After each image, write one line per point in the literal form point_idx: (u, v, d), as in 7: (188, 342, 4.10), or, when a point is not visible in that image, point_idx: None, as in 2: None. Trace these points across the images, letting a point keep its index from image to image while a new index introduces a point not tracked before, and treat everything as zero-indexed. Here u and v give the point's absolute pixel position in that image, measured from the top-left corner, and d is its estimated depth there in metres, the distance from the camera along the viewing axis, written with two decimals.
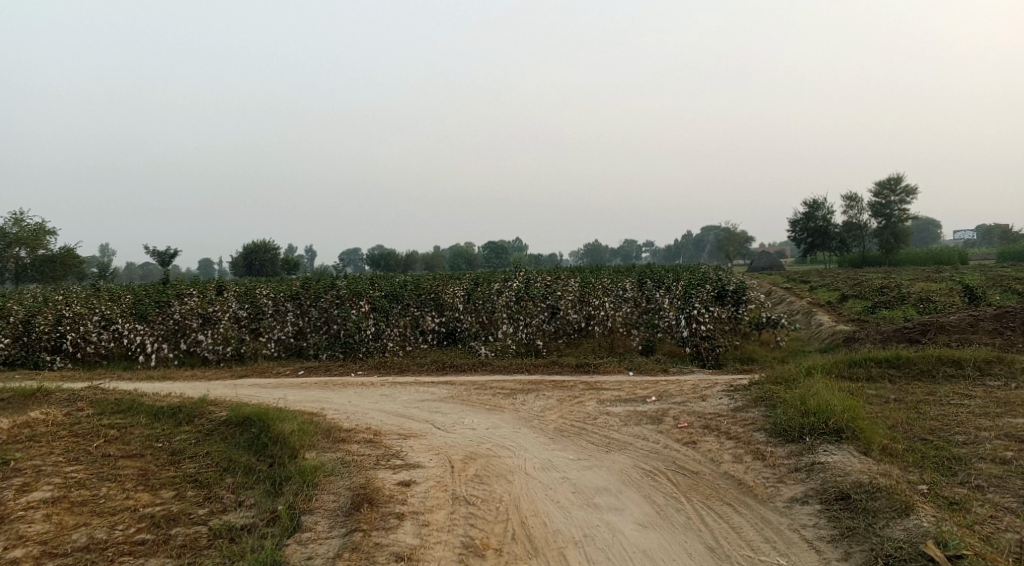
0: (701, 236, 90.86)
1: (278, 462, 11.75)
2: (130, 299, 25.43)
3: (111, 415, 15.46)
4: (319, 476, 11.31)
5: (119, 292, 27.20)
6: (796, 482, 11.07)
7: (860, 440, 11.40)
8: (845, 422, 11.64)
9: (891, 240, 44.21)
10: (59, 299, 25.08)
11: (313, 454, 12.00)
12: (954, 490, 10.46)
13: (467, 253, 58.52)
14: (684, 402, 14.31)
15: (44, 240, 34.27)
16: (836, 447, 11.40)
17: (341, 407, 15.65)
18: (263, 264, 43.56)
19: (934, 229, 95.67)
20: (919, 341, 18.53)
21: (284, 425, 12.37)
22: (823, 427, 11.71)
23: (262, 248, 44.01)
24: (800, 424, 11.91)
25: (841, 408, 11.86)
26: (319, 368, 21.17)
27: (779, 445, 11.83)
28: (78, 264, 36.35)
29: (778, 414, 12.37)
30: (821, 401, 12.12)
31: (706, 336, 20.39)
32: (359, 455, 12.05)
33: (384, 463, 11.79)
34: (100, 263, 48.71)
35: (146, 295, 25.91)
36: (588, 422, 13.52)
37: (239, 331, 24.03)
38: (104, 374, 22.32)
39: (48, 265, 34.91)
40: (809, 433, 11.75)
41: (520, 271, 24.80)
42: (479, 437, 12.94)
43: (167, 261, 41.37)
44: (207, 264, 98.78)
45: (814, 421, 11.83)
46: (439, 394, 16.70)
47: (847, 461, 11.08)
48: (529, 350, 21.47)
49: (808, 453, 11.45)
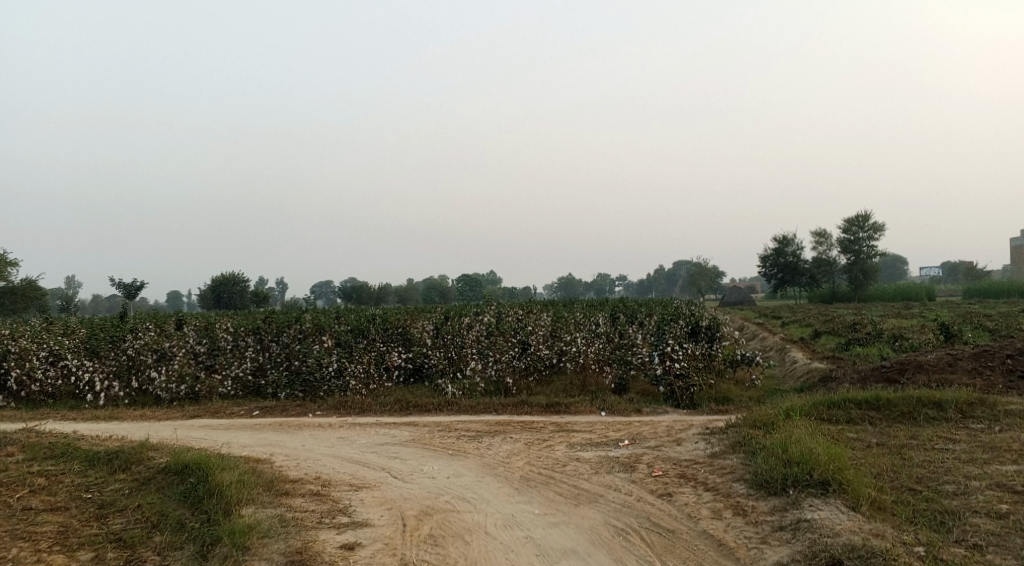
0: (673, 271, 90.62)
1: (210, 520, 10.78)
2: (83, 334, 24.25)
3: (43, 460, 14.40)
4: (253, 538, 10.36)
5: (72, 326, 25.95)
6: (781, 543, 10.26)
7: (847, 494, 10.62)
8: (830, 473, 10.88)
9: (860, 276, 43.68)
10: (7, 334, 23.91)
11: (250, 510, 11.05)
12: (953, 552, 9.72)
13: (440, 285, 57.69)
14: (658, 446, 13.48)
15: (8, 271, 32.98)
16: (822, 502, 10.60)
17: (293, 452, 14.67)
18: (232, 296, 42.30)
19: (900, 265, 96.00)
20: (897, 381, 17.84)
21: (222, 476, 11.39)
22: (807, 479, 10.92)
23: (230, 280, 42.69)
24: (782, 475, 11.13)
25: (825, 457, 11.09)
26: (276, 408, 20.10)
27: (761, 499, 11.04)
28: (41, 295, 35.06)
29: (758, 463, 11.58)
30: (804, 450, 11.34)
31: (680, 375, 19.17)
32: (302, 511, 11.10)
33: (328, 521, 10.85)
34: (64, 294, 47.28)
35: (99, 330, 24.77)
36: (556, 470, 12.63)
37: (194, 367, 22.90)
38: (47, 415, 21.00)
39: (9, 298, 33.66)
40: (793, 486, 10.96)
41: (491, 304, 24.12)
42: (437, 488, 12.01)
43: (133, 294, 40.16)
44: (175, 297, 97.10)
45: (798, 471, 11.05)
46: (400, 436, 15.72)
47: (835, 519, 10.28)
48: (498, 389, 20.52)
49: (793, 509, 10.65)
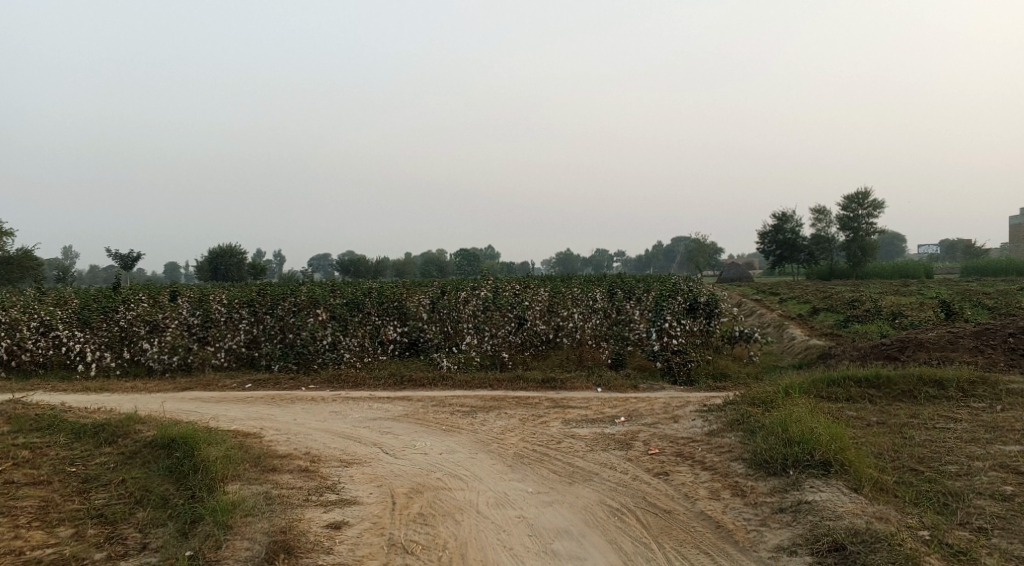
0: (671, 247, 90.25)
1: (194, 496, 10.55)
2: (76, 304, 23.92)
3: (29, 432, 14.15)
4: (236, 516, 10.15)
5: (66, 296, 25.62)
6: (782, 526, 10.03)
7: (849, 475, 10.38)
8: (832, 454, 10.64)
9: (858, 253, 43.49)
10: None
11: (235, 486, 10.82)
12: (959, 536, 9.49)
13: (437, 259, 57.38)
14: (655, 423, 13.23)
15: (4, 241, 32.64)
16: (823, 483, 10.37)
17: (284, 426, 14.41)
18: (229, 268, 41.96)
19: (898, 243, 95.79)
20: (898, 359, 17.59)
21: (207, 451, 11.15)
22: (808, 460, 10.68)
23: (227, 252, 42.35)
24: (782, 455, 10.89)
25: (826, 437, 10.84)
26: (268, 381, 19.84)
27: (761, 479, 10.80)
28: (37, 265, 34.70)
29: (758, 442, 11.33)
30: (805, 429, 11.10)
31: (677, 351, 19.10)
32: (288, 488, 10.86)
33: (315, 499, 10.63)
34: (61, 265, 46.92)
35: (93, 300, 24.36)
36: (551, 447, 12.38)
37: (187, 339, 22.65)
38: (38, 385, 20.76)
39: (5, 268, 33.31)
40: (793, 467, 10.72)
41: (489, 278, 23.85)
42: (429, 464, 11.76)
43: (131, 266, 39.85)
44: (172, 269, 96.74)
45: (798, 452, 10.82)
46: (392, 411, 15.45)
47: (837, 501, 10.05)
48: (494, 364, 20.28)
49: (793, 490, 10.42)
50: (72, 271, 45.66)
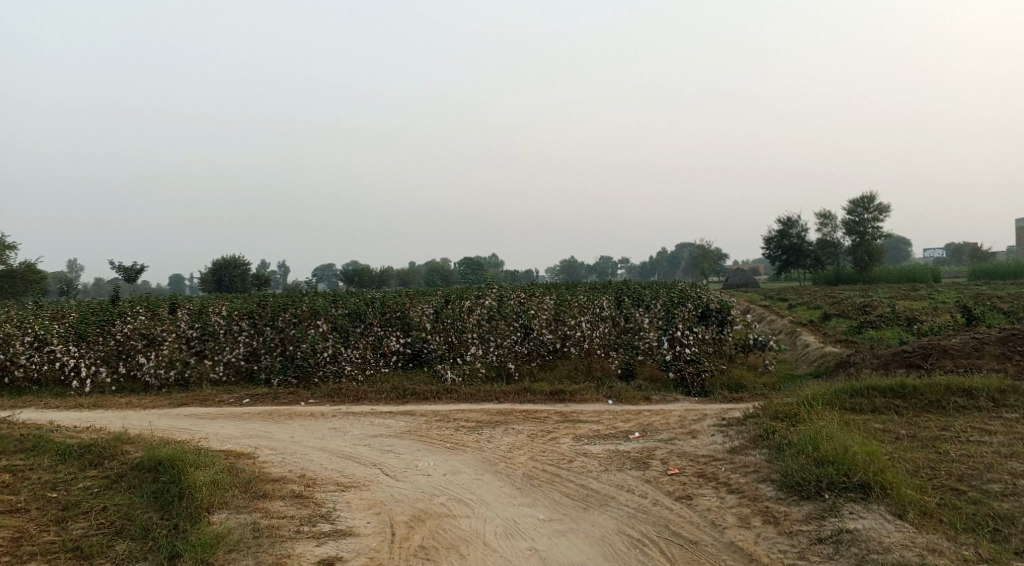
0: (675, 254, 89.48)
1: (176, 528, 9.91)
2: (73, 319, 23.18)
3: (13, 453, 13.48)
4: (219, 553, 9.50)
5: (64, 309, 24.85)
6: (823, 560, 9.33)
7: (891, 499, 9.70)
8: (870, 476, 9.95)
9: (865, 257, 42.70)
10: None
11: (221, 516, 10.14)
12: None
13: (441, 269, 56.71)
14: (672, 439, 12.48)
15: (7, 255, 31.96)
16: (864, 509, 9.69)
17: (280, 446, 13.69)
18: (233, 279, 41.29)
19: (904, 247, 94.96)
20: (920, 367, 16.81)
21: (193, 478, 10.47)
22: (844, 482, 10.00)
23: (232, 264, 41.72)
24: (816, 477, 10.19)
25: (860, 457, 10.12)
26: (267, 396, 19.09)
27: (794, 504, 10.10)
28: (41, 279, 33.92)
29: (788, 462, 10.61)
30: (837, 447, 10.41)
31: (691, 360, 18.30)
32: (278, 517, 10.19)
33: (307, 530, 9.95)
34: (65, 279, 46.28)
35: (90, 312, 23.67)
36: (563, 467, 11.64)
37: (185, 353, 21.89)
38: (29, 402, 20.03)
39: (8, 282, 32.53)
40: (828, 491, 10.03)
41: (494, 286, 23.13)
42: (432, 488, 11.04)
43: (134, 278, 39.18)
44: (177, 282, 96.20)
45: (833, 473, 10.13)
46: (394, 428, 14.70)
47: (881, 530, 9.37)
48: (500, 375, 19.51)
49: (831, 517, 9.72)
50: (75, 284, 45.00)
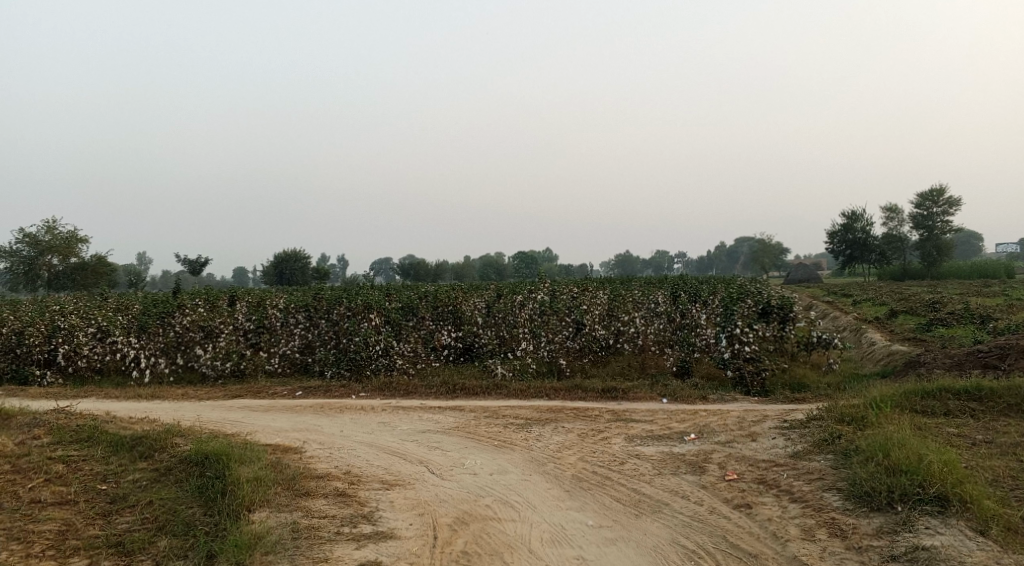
0: (735, 248, 87.90)
1: (216, 526, 9.81)
2: (135, 311, 23.29)
3: (68, 443, 13.50)
4: (257, 554, 9.42)
5: (127, 300, 25.15)
6: None
7: (971, 514, 9.30)
8: (947, 488, 9.53)
9: (934, 253, 41.46)
10: (57, 308, 23.13)
11: (261, 515, 10.02)
12: None
13: (497, 262, 56.38)
14: (729, 441, 11.99)
15: (77, 247, 32.51)
16: (941, 524, 9.29)
17: (327, 440, 13.50)
18: (294, 272, 41.54)
19: (975, 242, 92.06)
20: (997, 368, 15.99)
21: (237, 476, 10.32)
22: (919, 494, 9.56)
23: (293, 257, 41.96)
24: (887, 487, 9.75)
25: (934, 468, 9.67)
26: (319, 389, 18.97)
27: (863, 516, 9.66)
28: (110, 271, 34.33)
29: (856, 470, 10.14)
30: (910, 455, 9.92)
31: (751, 358, 17.63)
32: (319, 518, 10.03)
33: (347, 532, 9.78)
34: (131, 271, 47.05)
35: (151, 304, 23.88)
36: (614, 469, 11.24)
37: (240, 345, 21.88)
38: (90, 392, 20.17)
39: (80, 274, 32.97)
40: (901, 502, 9.60)
41: (546, 280, 22.59)
42: (478, 488, 10.75)
43: (198, 270, 39.62)
44: (240, 274, 97.56)
45: (906, 484, 9.68)
46: (443, 423, 14.41)
47: (962, 548, 9.03)
48: (551, 371, 19.10)
49: (906, 533, 9.32)
50: (140, 275, 45.70)
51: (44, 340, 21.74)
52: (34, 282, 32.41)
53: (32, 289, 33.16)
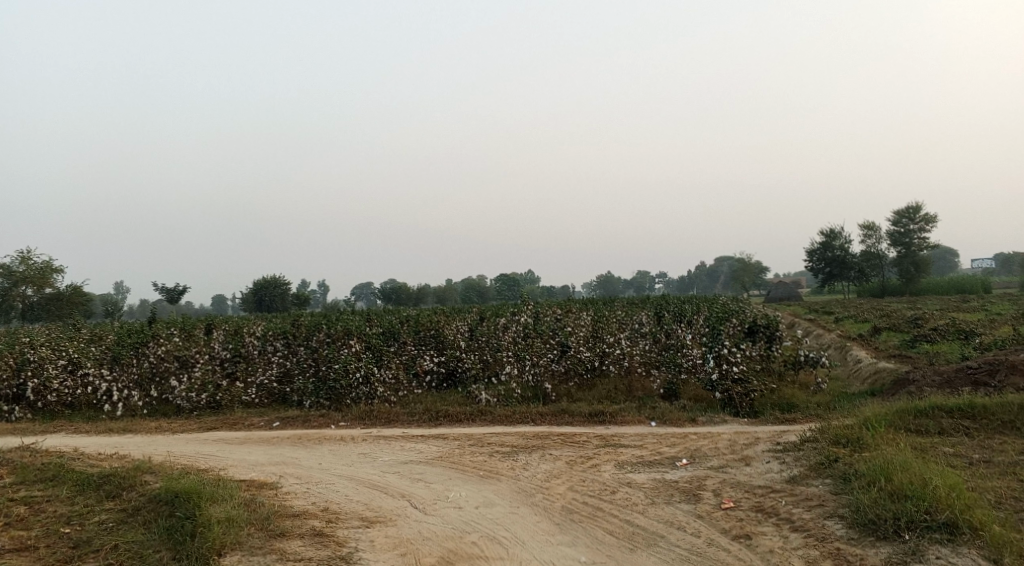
0: (714, 268, 87.88)
1: None
2: (109, 342, 22.64)
3: (32, 483, 12.94)
4: None
5: (100, 331, 24.48)
6: None
7: (983, 541, 9.19)
8: (954, 513, 9.42)
9: (912, 269, 41.42)
10: (27, 340, 22.45)
11: (232, 560, 9.61)
12: None
13: (477, 285, 55.87)
14: (723, 466, 11.66)
15: (52, 277, 31.82)
16: (952, 553, 9.17)
17: (305, 473, 13.00)
18: (273, 299, 40.94)
19: (950, 258, 92.37)
20: (988, 385, 15.71)
21: (207, 519, 9.88)
22: (927, 521, 9.44)
23: (272, 283, 41.30)
24: (893, 514, 9.62)
25: (940, 494, 9.58)
26: (297, 419, 18.41)
27: (870, 545, 9.49)
28: (86, 300, 33.56)
29: (859, 496, 9.98)
30: (915, 479, 9.82)
31: (739, 380, 17.23)
32: (294, 562, 9.60)
33: None
34: (106, 300, 46.18)
35: (125, 334, 23.24)
36: (605, 499, 10.85)
37: (216, 375, 21.24)
38: (60, 428, 19.49)
39: (54, 304, 32.25)
40: (909, 530, 9.45)
41: (529, 302, 22.25)
42: (463, 523, 10.34)
43: (176, 298, 38.92)
44: (219, 301, 96.55)
45: (912, 510, 9.55)
46: (425, 453, 13.94)
47: None
48: (536, 396, 18.62)
49: (916, 563, 9.17)
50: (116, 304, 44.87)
51: (13, 373, 21.01)
52: (8, 314, 31.66)
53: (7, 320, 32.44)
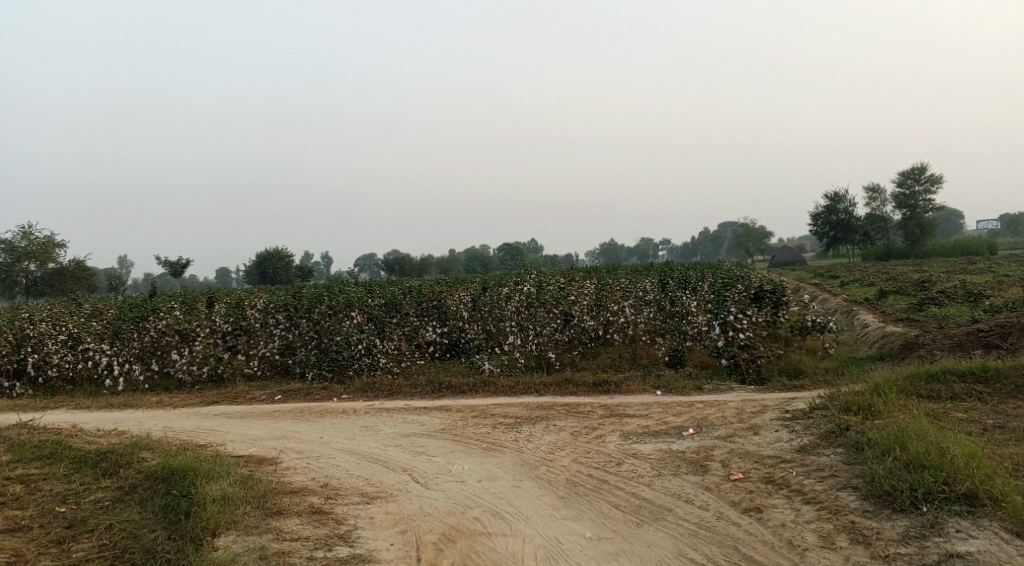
0: (718, 233, 87.41)
1: (178, 556, 9.22)
2: (110, 316, 22.39)
3: (30, 460, 12.74)
4: None
5: (101, 305, 24.20)
6: None
7: (1003, 513, 8.98)
8: (973, 485, 9.20)
9: (917, 232, 41.00)
10: (27, 316, 22.18)
11: (227, 540, 9.44)
12: None
13: (480, 255, 55.57)
14: (731, 435, 11.44)
15: (55, 253, 31.53)
16: (972, 526, 8.96)
17: (306, 448, 12.77)
18: (277, 272, 40.69)
19: (955, 220, 91.75)
20: (999, 348, 15.41)
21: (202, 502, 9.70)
22: (945, 493, 9.23)
23: (275, 256, 41.05)
24: (910, 486, 9.40)
25: (958, 465, 9.34)
26: (299, 392, 18.17)
27: (886, 518, 9.30)
28: (90, 275, 33.29)
29: (874, 467, 9.76)
30: (931, 449, 9.59)
31: (745, 346, 17.10)
32: (291, 541, 9.41)
33: (322, 557, 9.17)
34: (110, 274, 45.93)
35: (125, 307, 22.96)
36: (611, 471, 10.64)
37: (217, 349, 21.04)
38: (62, 403, 19.31)
39: (58, 279, 32.00)
40: (926, 503, 9.24)
41: (531, 270, 21.91)
42: (465, 498, 10.14)
43: (180, 272, 38.71)
44: (223, 275, 96.37)
45: (930, 482, 9.34)
46: (428, 426, 13.70)
47: (999, 553, 8.68)
48: (540, 365, 18.36)
49: (934, 537, 8.98)
50: (119, 278, 44.61)
51: (12, 349, 20.61)
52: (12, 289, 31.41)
53: (10, 296, 32.21)
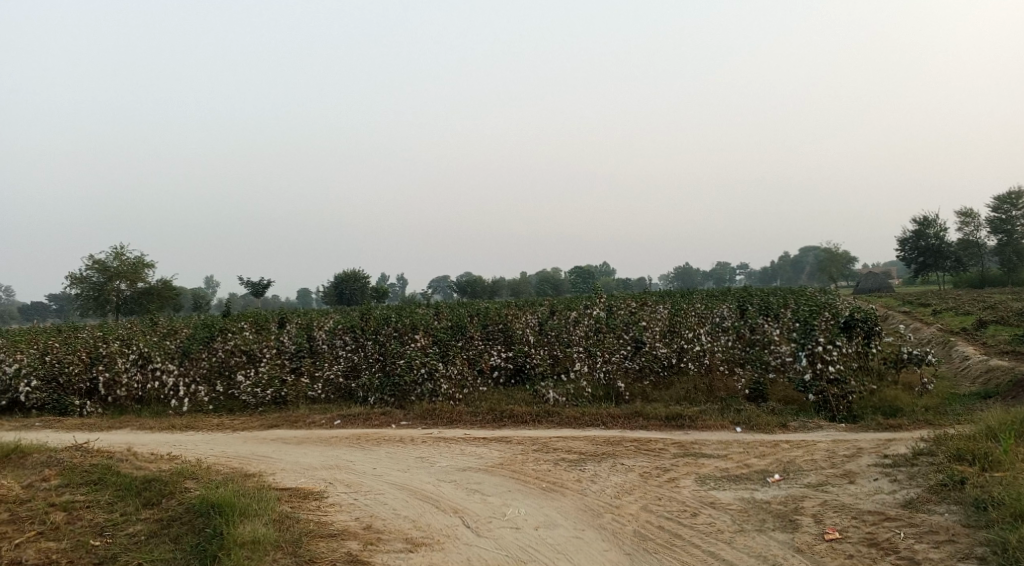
0: (800, 258, 84.76)
1: None
2: (183, 337, 21.96)
3: (74, 484, 12.18)
4: None
5: (175, 325, 23.85)
6: None
7: None
8: None
9: (1014, 258, 38.44)
10: (102, 335, 21.91)
11: None
12: None
13: (556, 278, 54.64)
14: (823, 483, 10.31)
15: (144, 273, 31.67)
16: None
17: (357, 481, 11.99)
18: (353, 294, 40.34)
19: None
20: None
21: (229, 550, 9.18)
22: None
23: (352, 277, 40.72)
24: None
25: None
26: (358, 417, 17.36)
27: None
28: (176, 295, 33.33)
29: (1003, 536, 8.66)
30: None
31: (835, 380, 15.64)
32: None
33: None
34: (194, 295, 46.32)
35: (200, 328, 22.50)
36: (685, 522, 9.65)
37: (281, 371, 20.26)
38: (126, 424, 18.81)
39: (146, 299, 32.08)
40: None
41: (600, 293, 20.70)
42: (520, 549, 9.35)
43: (261, 292, 38.66)
44: (303, 296, 97.33)
45: None
46: (486, 459, 12.77)
47: None
48: (609, 396, 17.20)
49: None
50: (201, 296, 44.85)
51: (85, 367, 20.39)
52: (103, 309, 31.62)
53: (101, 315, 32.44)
